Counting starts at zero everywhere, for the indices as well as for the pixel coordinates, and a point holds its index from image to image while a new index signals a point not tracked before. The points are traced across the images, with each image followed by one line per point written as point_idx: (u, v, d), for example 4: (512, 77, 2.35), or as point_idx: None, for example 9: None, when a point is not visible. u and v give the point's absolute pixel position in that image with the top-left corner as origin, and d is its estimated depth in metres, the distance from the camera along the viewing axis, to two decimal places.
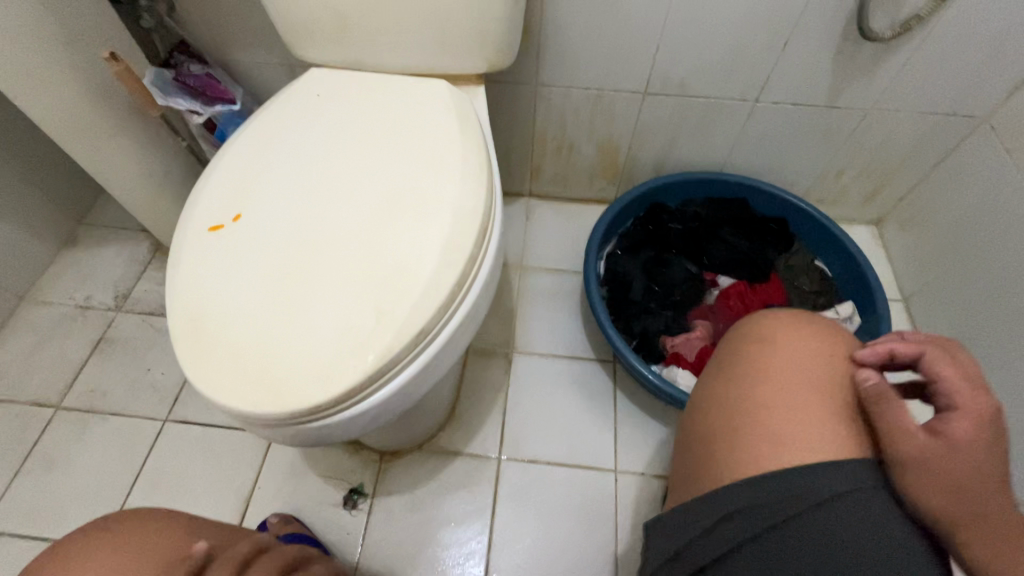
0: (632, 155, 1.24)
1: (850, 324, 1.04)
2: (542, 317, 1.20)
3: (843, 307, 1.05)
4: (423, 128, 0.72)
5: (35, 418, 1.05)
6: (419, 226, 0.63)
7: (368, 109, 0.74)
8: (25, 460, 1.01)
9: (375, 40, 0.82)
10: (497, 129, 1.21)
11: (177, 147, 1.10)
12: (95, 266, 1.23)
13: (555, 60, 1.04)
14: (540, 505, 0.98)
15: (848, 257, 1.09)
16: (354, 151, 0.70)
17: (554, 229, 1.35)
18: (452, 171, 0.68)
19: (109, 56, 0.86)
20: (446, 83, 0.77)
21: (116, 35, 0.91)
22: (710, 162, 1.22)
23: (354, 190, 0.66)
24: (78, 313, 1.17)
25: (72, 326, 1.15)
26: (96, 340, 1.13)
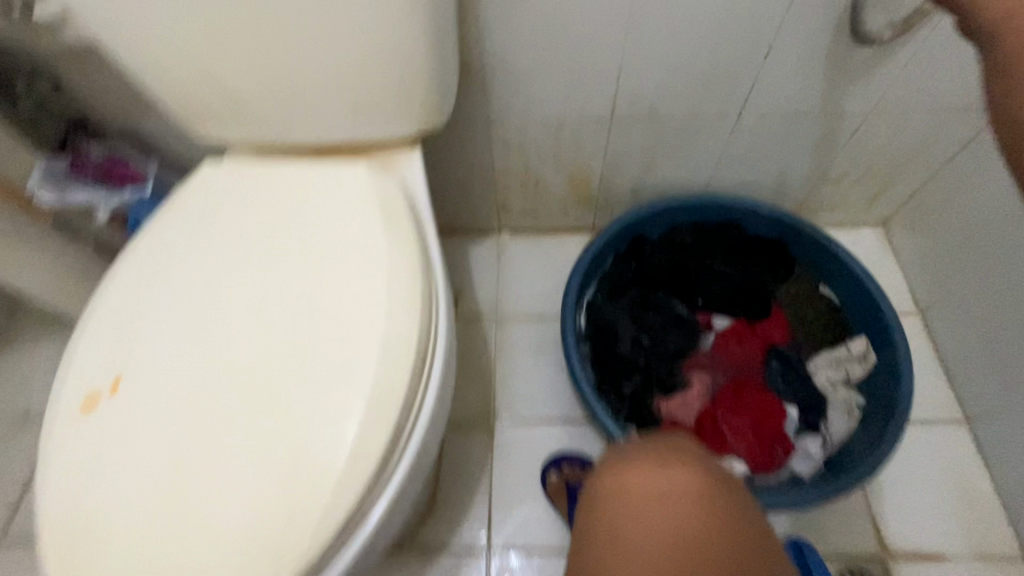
0: (604, 183, 1.11)
1: (866, 362, 0.92)
2: (524, 377, 1.10)
3: (855, 343, 0.93)
4: (340, 233, 0.61)
5: None
6: (337, 370, 0.52)
7: (273, 217, 0.63)
8: None
9: (284, 114, 0.71)
10: (450, 171, 1.07)
11: (92, 237, 0.97)
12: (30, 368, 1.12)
13: (503, 96, 0.90)
14: None
15: (855, 281, 0.97)
16: (257, 274, 0.58)
17: (528, 269, 1.22)
18: (375, 286, 0.56)
19: None
20: (364, 169, 0.66)
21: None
22: (692, 183, 1.09)
23: (257, 329, 0.55)
24: (16, 425, 1.07)
25: (10, 441, 1.05)
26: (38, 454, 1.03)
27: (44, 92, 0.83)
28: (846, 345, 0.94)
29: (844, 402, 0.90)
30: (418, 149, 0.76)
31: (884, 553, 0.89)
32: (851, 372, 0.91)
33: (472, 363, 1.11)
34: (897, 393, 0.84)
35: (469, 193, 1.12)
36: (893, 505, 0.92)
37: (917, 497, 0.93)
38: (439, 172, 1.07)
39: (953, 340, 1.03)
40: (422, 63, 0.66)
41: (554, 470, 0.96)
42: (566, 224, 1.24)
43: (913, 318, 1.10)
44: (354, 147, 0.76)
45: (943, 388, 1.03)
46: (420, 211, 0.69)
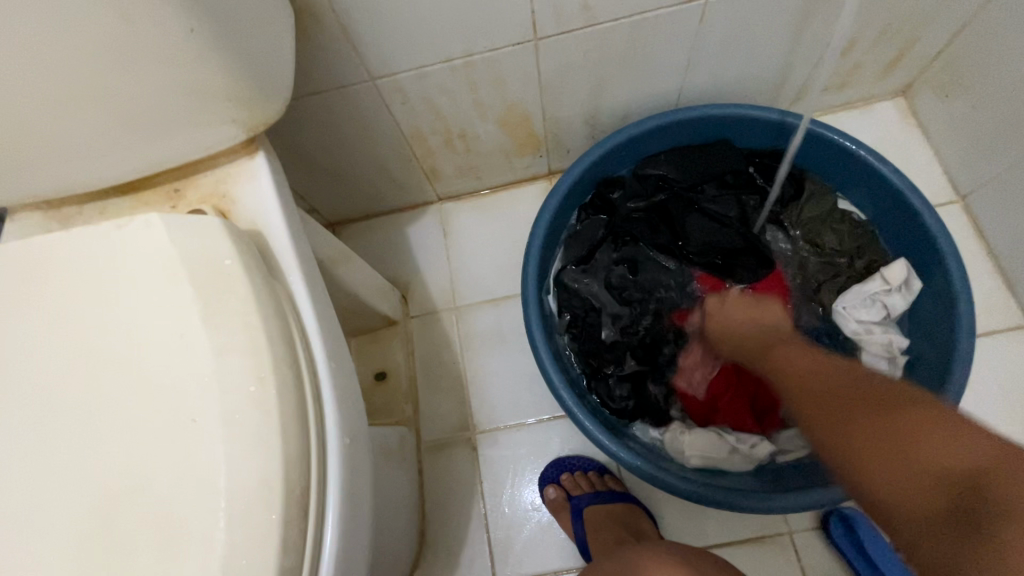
0: (548, 119, 0.86)
1: (908, 290, 0.74)
2: (502, 375, 0.92)
3: (892, 270, 0.74)
4: (139, 333, 0.40)
5: None
6: (168, 566, 0.35)
7: (33, 325, 0.41)
8: None
9: (39, 156, 0.47)
10: (351, 148, 0.83)
11: None
12: None
13: (378, 38, 0.64)
14: None
15: (887, 188, 0.76)
16: (24, 430, 0.38)
17: (481, 239, 1.01)
18: (202, 417, 0.37)
19: None
20: (157, 213, 0.42)
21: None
22: (660, 94, 0.84)
23: (37, 522, 0.36)
24: None
25: None
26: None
27: None
28: (881, 274, 0.75)
29: (884, 348, 0.74)
30: (258, 153, 0.53)
31: None
32: (888, 307, 0.74)
33: (438, 369, 0.94)
34: (958, 326, 0.67)
35: (384, 166, 0.89)
36: None
37: None
38: (335, 152, 0.82)
39: (1006, 229, 0.83)
40: (199, 31, 0.41)
41: (553, 485, 0.83)
42: (515, 175, 1.00)
43: (951, 207, 0.90)
44: (172, 171, 0.53)
45: (994, 288, 0.85)
46: (277, 254, 0.48)
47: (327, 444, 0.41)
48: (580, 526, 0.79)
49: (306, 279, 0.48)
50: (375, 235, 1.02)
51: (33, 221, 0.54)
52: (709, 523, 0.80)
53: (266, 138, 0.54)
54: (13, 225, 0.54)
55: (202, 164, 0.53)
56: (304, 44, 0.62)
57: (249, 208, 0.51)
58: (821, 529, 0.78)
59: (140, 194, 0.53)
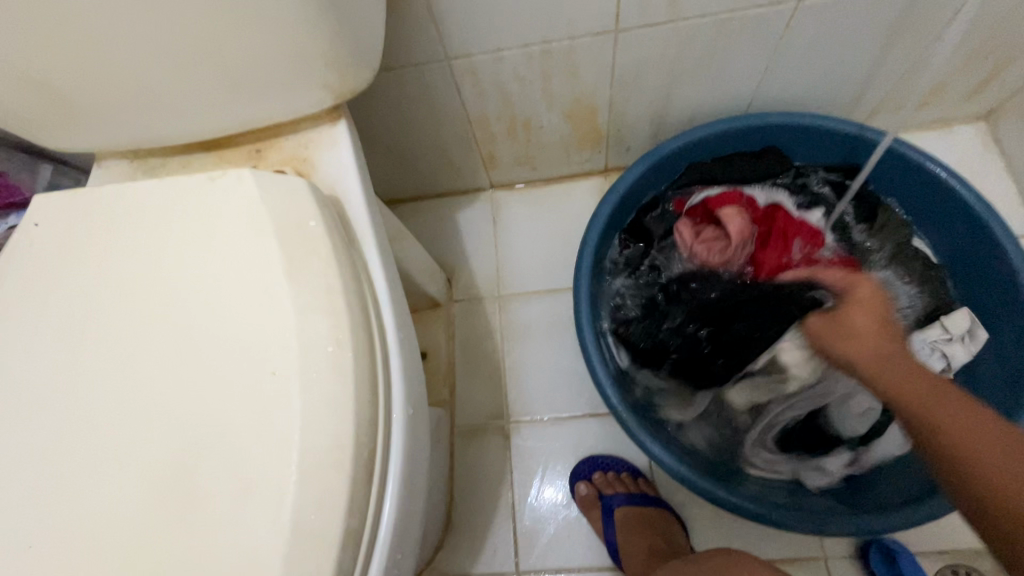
0: (613, 115, 0.85)
1: (969, 344, 0.71)
2: (540, 367, 0.92)
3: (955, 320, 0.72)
4: (222, 283, 0.40)
5: None
6: (235, 515, 0.35)
7: (124, 268, 0.42)
8: None
9: (138, 105, 0.49)
10: (415, 127, 0.83)
11: None
12: None
13: (460, 18, 0.64)
14: None
15: (969, 218, 0.73)
16: (111, 366, 0.40)
17: (530, 230, 1.00)
18: (280, 372, 0.38)
19: None
20: (248, 169, 0.43)
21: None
22: (731, 99, 0.82)
23: (116, 456, 0.37)
24: None
25: None
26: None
27: None
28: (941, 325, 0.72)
29: None
30: (340, 123, 0.53)
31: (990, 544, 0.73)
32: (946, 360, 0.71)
33: (478, 355, 0.94)
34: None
35: (445, 148, 0.89)
36: None
37: None
38: (400, 129, 0.83)
39: None
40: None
41: (584, 481, 0.83)
42: (571, 169, 0.99)
43: None
44: (257, 131, 0.54)
45: None
46: (353, 223, 0.49)
47: (392, 415, 0.41)
48: (610, 525, 0.78)
49: (381, 250, 0.48)
50: (425, 216, 1.02)
51: (120, 168, 0.56)
52: (739, 541, 0.78)
53: (349, 107, 0.54)
54: (101, 170, 0.56)
55: (286, 127, 0.54)
56: (390, 18, 0.63)
57: (328, 174, 0.51)
58: (858, 559, 0.75)
59: (222, 152, 0.55)
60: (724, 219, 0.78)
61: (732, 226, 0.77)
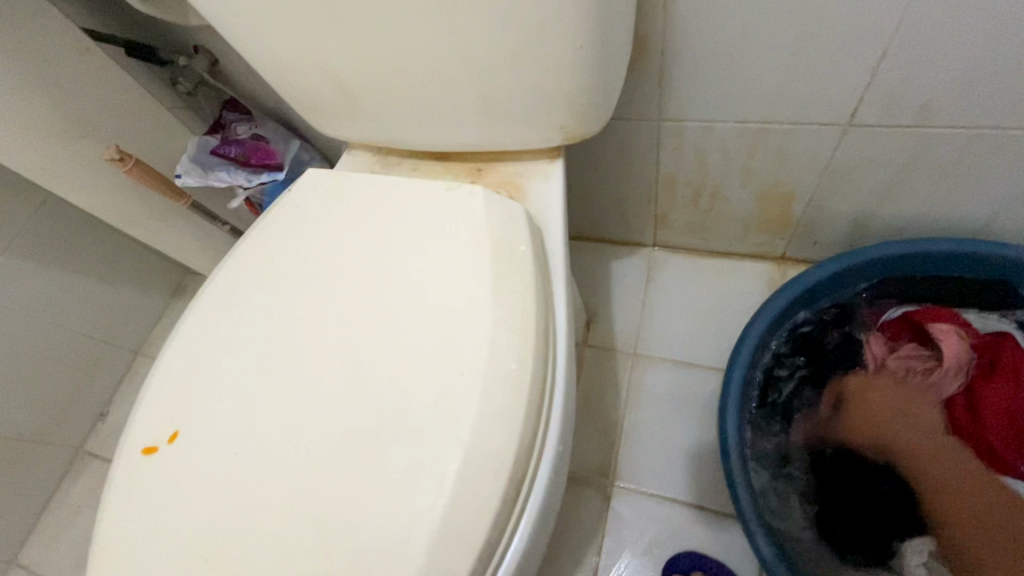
0: (812, 205, 0.80)
1: None
2: (659, 438, 0.88)
3: None
4: (433, 278, 0.46)
5: (76, 490, 0.96)
6: (398, 486, 0.39)
7: (361, 248, 0.49)
8: (52, 513, 0.94)
9: (401, 114, 0.57)
10: (604, 174, 0.86)
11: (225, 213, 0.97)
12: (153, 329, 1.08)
13: (689, 86, 0.66)
14: None
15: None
16: (332, 324, 0.46)
17: (681, 297, 0.97)
18: (464, 375, 0.41)
19: (117, 156, 0.75)
20: (481, 188, 0.48)
21: (128, 104, 0.77)
22: (959, 219, 0.74)
23: (316, 401, 0.43)
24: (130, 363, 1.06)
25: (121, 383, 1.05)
26: (134, 388, 1.04)
27: (200, 71, 0.78)
28: None
29: None
30: (556, 162, 0.57)
31: None
32: None
33: (597, 405, 0.92)
34: None
35: (623, 198, 0.91)
36: None
37: None
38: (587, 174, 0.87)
39: None
40: (580, 54, 0.47)
41: None
42: (742, 248, 0.96)
43: None
44: (482, 153, 0.60)
45: None
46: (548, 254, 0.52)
47: (547, 443, 0.42)
48: None
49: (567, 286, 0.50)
50: (580, 257, 1.05)
51: (363, 159, 0.66)
52: None
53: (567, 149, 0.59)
54: (349, 157, 0.67)
55: (508, 154, 0.59)
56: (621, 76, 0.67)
57: (534, 204, 0.56)
58: None
59: (447, 165, 0.62)
60: (940, 333, 0.71)
61: (948, 345, 0.70)
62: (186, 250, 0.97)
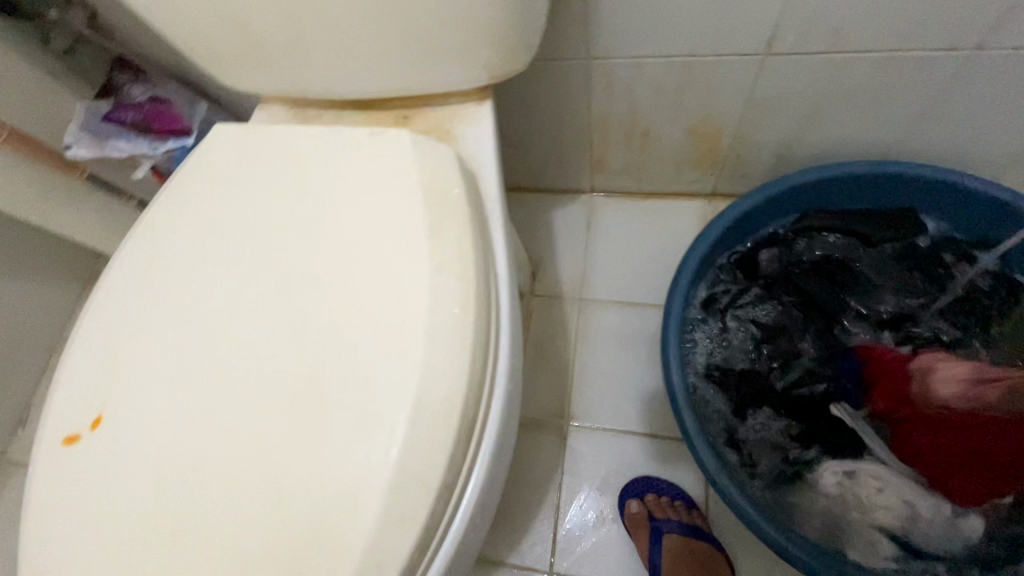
0: (738, 139, 0.83)
1: None
2: (609, 377, 0.91)
3: None
4: (366, 228, 0.44)
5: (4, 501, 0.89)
6: (348, 439, 0.38)
7: (284, 205, 0.46)
8: None
9: (315, 59, 0.53)
10: (538, 120, 0.85)
11: (133, 188, 0.88)
12: (68, 322, 0.99)
13: (614, 21, 0.65)
14: None
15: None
16: (261, 287, 0.44)
17: (622, 240, 1.00)
18: (408, 323, 0.40)
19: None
20: (408, 131, 0.46)
21: None
22: (869, 143, 0.78)
23: (254, 369, 0.41)
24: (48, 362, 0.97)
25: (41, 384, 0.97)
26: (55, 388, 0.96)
27: (77, 24, 0.69)
28: None
29: None
30: (486, 103, 0.56)
31: None
32: None
33: (549, 352, 0.94)
34: None
35: (558, 145, 0.90)
36: None
37: None
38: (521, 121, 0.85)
39: None
40: None
41: (636, 499, 0.81)
42: (676, 187, 0.98)
43: None
44: (409, 98, 0.57)
45: None
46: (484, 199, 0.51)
47: (497, 383, 0.43)
48: (657, 550, 0.76)
49: (506, 230, 0.49)
50: (521, 208, 1.04)
51: (280, 114, 0.62)
52: None
53: None
54: (263, 113, 0.62)
55: (436, 99, 0.57)
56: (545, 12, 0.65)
57: (466, 149, 0.54)
58: None
59: (372, 114, 0.58)
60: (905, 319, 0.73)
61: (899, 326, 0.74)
62: (91, 232, 0.88)
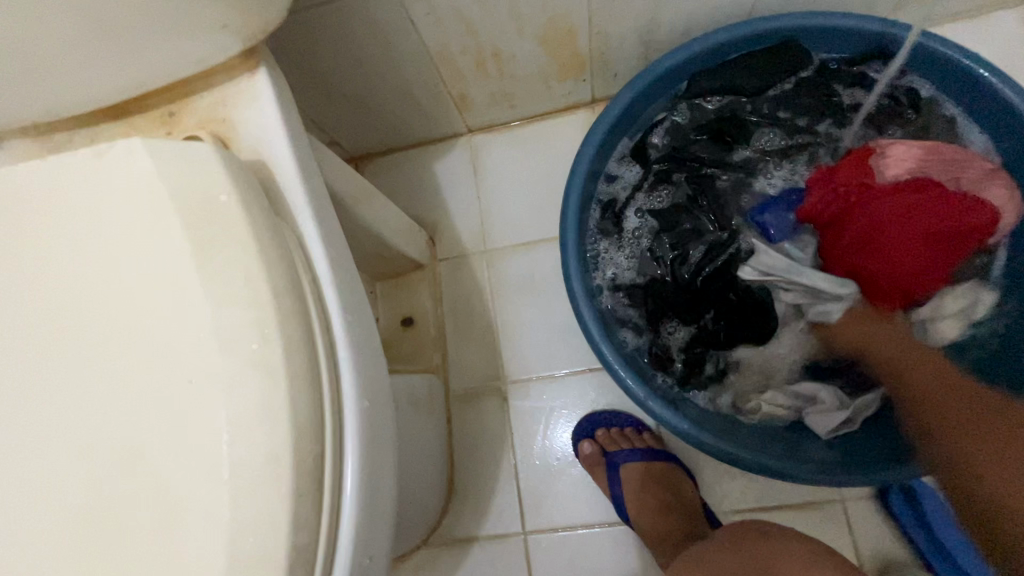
0: (595, 34, 0.74)
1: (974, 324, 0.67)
2: (535, 324, 0.86)
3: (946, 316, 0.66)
4: (120, 276, 0.35)
5: None
6: (166, 538, 0.31)
7: (15, 273, 0.36)
8: None
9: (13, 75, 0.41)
10: (371, 71, 0.73)
11: None
12: None
13: None
14: None
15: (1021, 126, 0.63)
16: (13, 385, 0.34)
17: (513, 176, 0.92)
18: (200, 380, 0.32)
19: None
20: (140, 139, 0.36)
21: None
22: (731, 2, 0.70)
23: (33, 486, 0.33)
24: None
25: None
26: None
27: None
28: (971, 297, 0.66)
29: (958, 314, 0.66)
30: (259, 71, 0.45)
31: None
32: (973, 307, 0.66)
33: (468, 315, 0.88)
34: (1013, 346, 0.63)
35: (408, 91, 0.79)
36: None
37: None
38: (355, 76, 0.74)
39: None
40: None
41: (587, 439, 0.79)
42: (553, 103, 0.89)
43: None
44: (166, 90, 0.46)
45: None
46: (283, 192, 0.42)
47: (342, 411, 0.36)
48: (617, 483, 0.75)
49: (318, 222, 0.41)
50: (400, 170, 0.94)
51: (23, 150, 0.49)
52: (750, 488, 0.75)
53: (268, 50, 0.46)
54: None
55: (197, 82, 0.45)
56: None
57: (250, 134, 0.44)
58: (877, 501, 0.71)
59: (131, 120, 0.47)
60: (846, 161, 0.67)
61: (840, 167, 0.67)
62: None
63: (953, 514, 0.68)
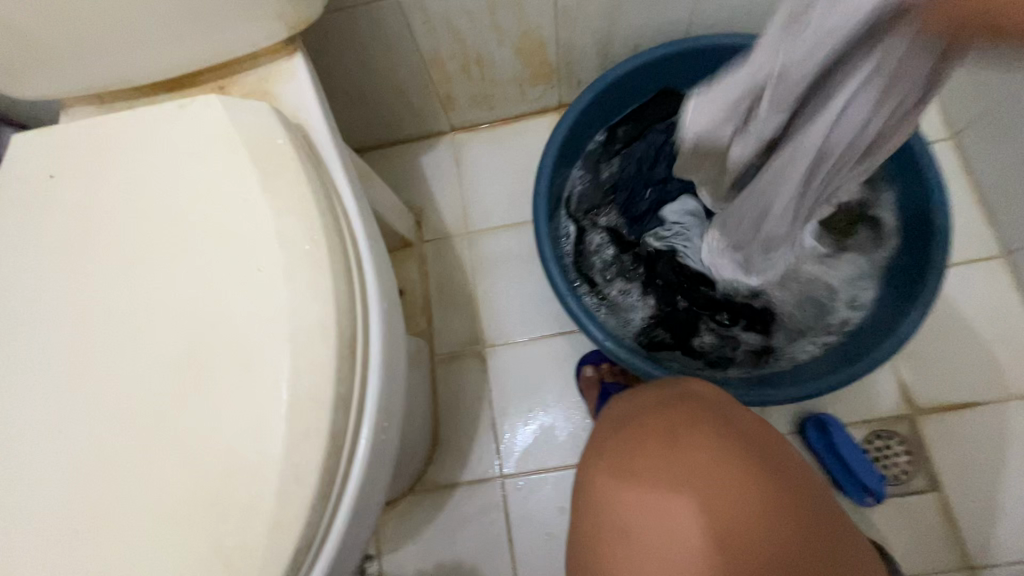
0: (561, 44, 0.88)
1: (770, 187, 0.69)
2: (509, 295, 0.98)
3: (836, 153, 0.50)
4: (197, 196, 0.45)
5: None
6: (235, 385, 0.41)
7: (110, 195, 0.46)
8: None
9: (100, 45, 0.51)
10: (371, 68, 0.85)
11: None
12: None
13: None
14: (542, 519, 0.88)
15: None
16: (110, 278, 0.44)
17: (492, 168, 1.05)
18: (263, 270, 0.43)
19: None
20: (214, 95, 0.47)
21: None
22: (670, 24, 0.86)
23: (126, 352, 0.43)
24: None
25: None
26: None
27: None
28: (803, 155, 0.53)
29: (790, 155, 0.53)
30: (296, 56, 0.56)
31: (910, 410, 0.84)
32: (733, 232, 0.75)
33: (452, 288, 0.99)
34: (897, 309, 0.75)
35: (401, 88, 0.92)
36: (924, 369, 0.85)
37: (949, 355, 0.85)
38: (357, 73, 0.86)
39: (994, 162, 0.86)
40: None
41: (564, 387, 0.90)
42: (526, 105, 1.03)
43: (944, 147, 0.93)
44: (219, 68, 0.57)
45: (977, 221, 0.89)
46: (317, 146, 0.53)
47: (369, 303, 0.46)
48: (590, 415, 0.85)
49: (344, 168, 0.52)
50: (390, 162, 1.06)
51: (87, 114, 0.59)
52: None
53: (303, 40, 0.58)
54: (69, 116, 0.59)
55: (245, 63, 0.57)
56: None
57: (289, 103, 0.55)
58: (797, 434, 0.85)
59: (187, 92, 0.58)
60: None
61: None
62: None
63: (855, 441, 0.82)
